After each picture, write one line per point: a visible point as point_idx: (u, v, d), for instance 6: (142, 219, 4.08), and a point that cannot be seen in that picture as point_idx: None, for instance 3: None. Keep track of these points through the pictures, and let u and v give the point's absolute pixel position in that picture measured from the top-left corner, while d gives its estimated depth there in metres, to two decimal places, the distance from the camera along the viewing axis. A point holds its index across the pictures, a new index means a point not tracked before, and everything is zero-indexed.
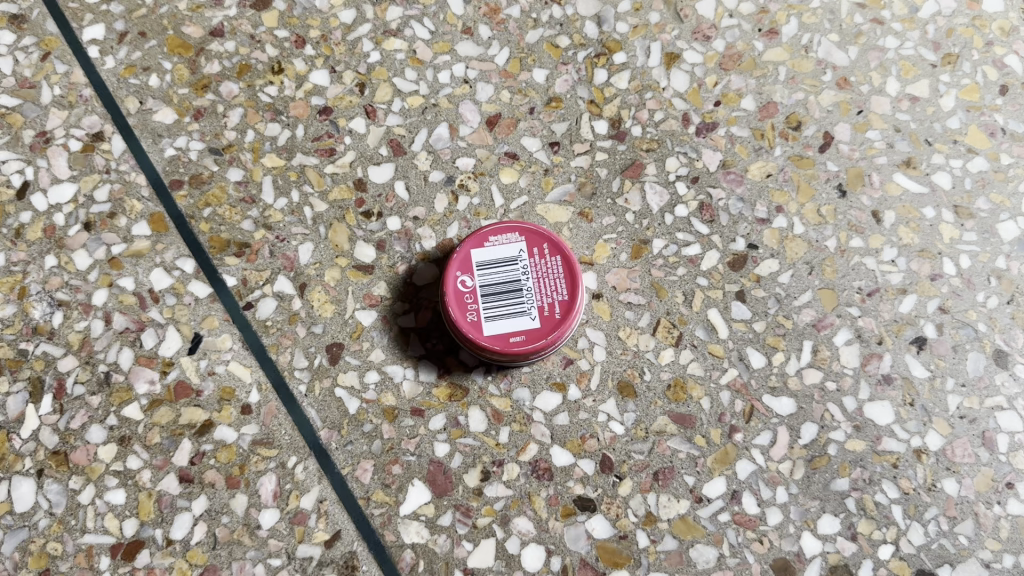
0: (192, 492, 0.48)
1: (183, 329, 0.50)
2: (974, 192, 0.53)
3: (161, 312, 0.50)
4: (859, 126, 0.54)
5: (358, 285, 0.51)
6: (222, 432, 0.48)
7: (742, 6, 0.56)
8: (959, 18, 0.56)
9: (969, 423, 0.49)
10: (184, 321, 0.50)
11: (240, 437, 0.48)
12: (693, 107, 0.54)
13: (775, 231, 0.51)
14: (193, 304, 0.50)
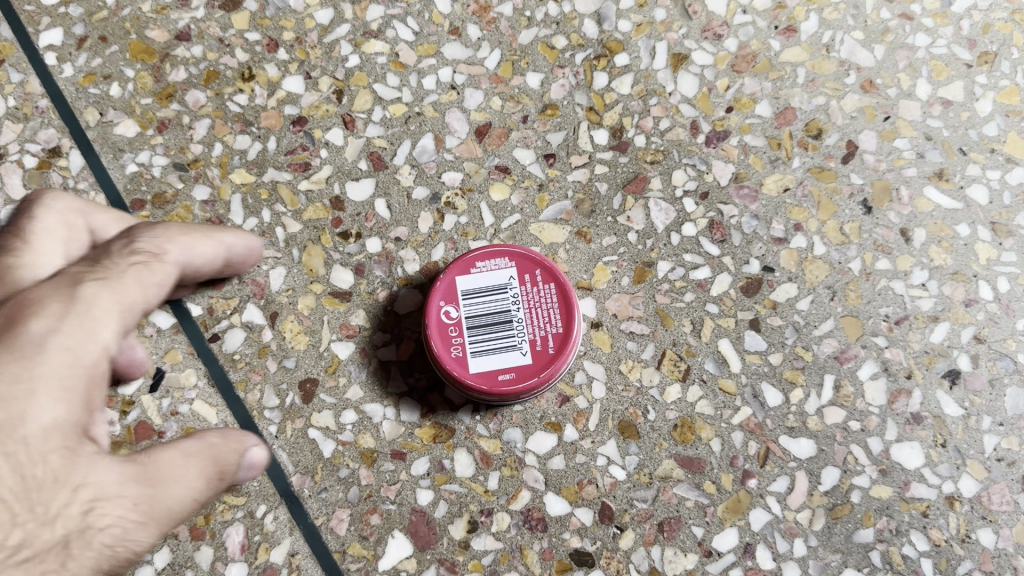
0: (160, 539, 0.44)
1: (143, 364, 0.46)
2: (1013, 207, 0.48)
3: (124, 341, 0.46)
4: (886, 134, 0.49)
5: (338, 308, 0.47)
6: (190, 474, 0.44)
7: (756, 0, 0.51)
8: (997, 12, 0.51)
9: (1007, 466, 0.44)
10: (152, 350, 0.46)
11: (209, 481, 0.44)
12: (702, 114, 0.49)
13: (793, 252, 0.47)
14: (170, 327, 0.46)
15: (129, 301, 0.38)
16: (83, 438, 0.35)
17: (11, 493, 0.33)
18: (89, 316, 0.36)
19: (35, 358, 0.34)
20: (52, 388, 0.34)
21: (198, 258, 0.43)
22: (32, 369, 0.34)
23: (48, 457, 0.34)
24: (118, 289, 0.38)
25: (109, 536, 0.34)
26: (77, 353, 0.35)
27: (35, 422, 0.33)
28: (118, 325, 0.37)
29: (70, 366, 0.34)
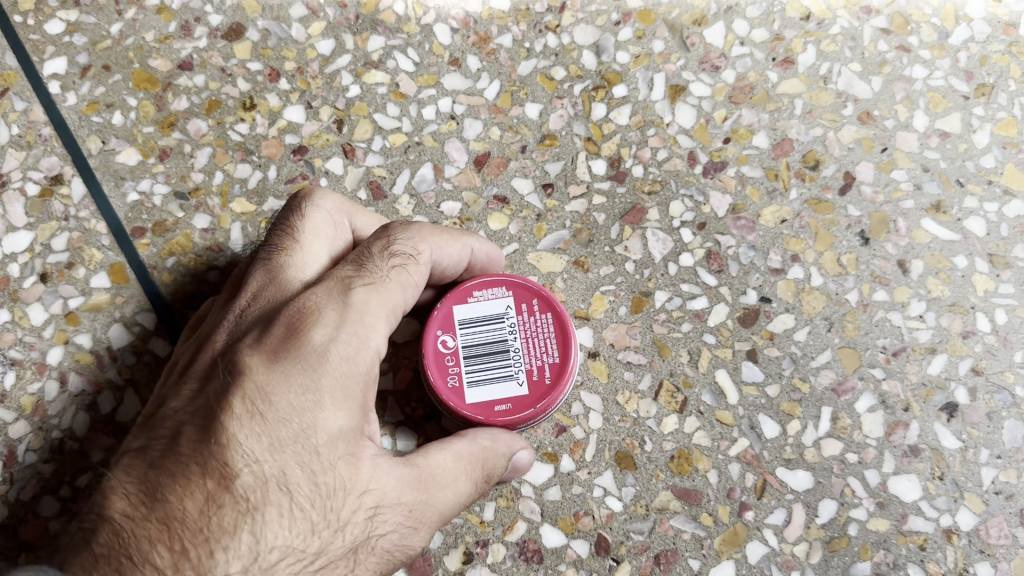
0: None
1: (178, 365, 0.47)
2: (1011, 239, 0.48)
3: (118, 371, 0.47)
4: (884, 166, 0.49)
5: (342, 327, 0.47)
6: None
7: (754, 32, 0.51)
8: (993, 45, 0.51)
9: (1005, 499, 0.44)
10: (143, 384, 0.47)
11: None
12: (699, 145, 0.49)
13: (790, 282, 0.47)
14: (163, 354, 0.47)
15: (393, 306, 0.39)
16: (362, 440, 0.37)
17: (310, 502, 0.34)
18: (364, 324, 0.38)
19: (321, 369, 0.36)
20: (336, 397, 0.36)
21: (446, 259, 0.43)
22: (317, 380, 0.36)
23: (347, 460, 0.36)
24: (385, 292, 0.39)
25: (388, 540, 0.37)
26: (360, 358, 0.37)
27: (324, 430, 0.36)
28: (388, 327, 0.39)
29: (352, 370, 0.37)
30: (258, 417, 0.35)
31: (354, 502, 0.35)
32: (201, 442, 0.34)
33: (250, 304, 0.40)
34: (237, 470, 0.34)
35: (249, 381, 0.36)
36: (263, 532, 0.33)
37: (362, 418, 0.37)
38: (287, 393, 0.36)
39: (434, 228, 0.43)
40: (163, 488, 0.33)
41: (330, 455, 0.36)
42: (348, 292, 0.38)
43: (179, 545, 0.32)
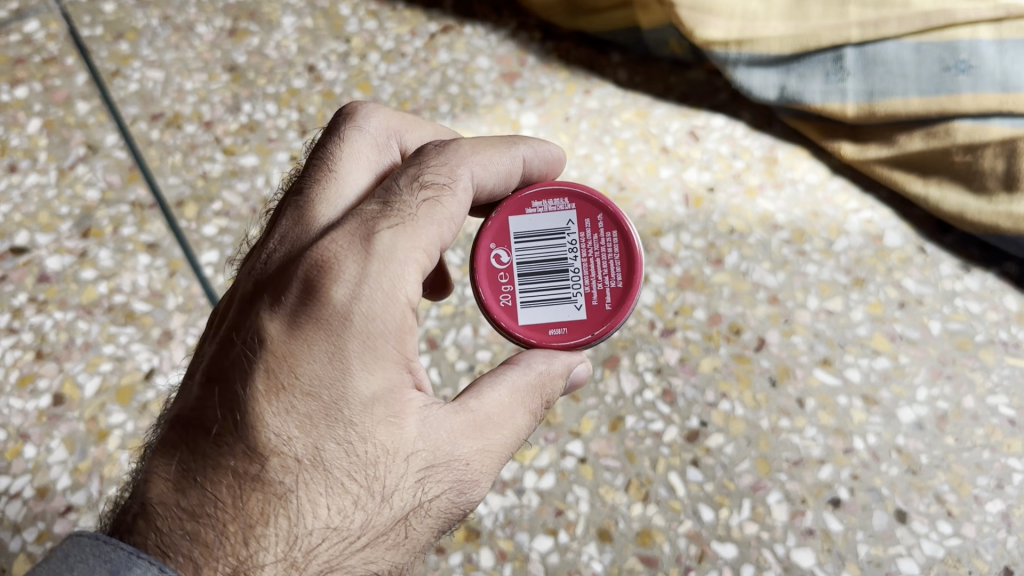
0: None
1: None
2: (879, 385, 0.68)
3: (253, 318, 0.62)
4: (787, 333, 0.70)
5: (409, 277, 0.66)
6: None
7: (695, 241, 0.74)
8: (866, 250, 0.74)
9: (876, 566, 0.62)
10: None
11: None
12: (657, 316, 0.70)
13: (721, 412, 0.67)
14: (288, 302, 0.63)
15: (421, 243, 0.48)
16: (398, 394, 0.46)
17: (349, 477, 0.44)
18: (387, 275, 0.46)
19: (345, 331, 0.45)
20: (363, 362, 0.45)
21: (495, 168, 0.54)
22: (341, 347, 0.45)
23: (384, 419, 0.45)
24: (411, 235, 0.48)
25: (444, 493, 0.47)
26: (381, 312, 0.46)
27: (354, 399, 0.45)
28: (414, 266, 0.47)
29: (373, 327, 0.46)
30: (287, 395, 0.44)
31: (399, 469, 0.45)
32: (238, 424, 0.44)
33: (282, 246, 0.50)
34: (269, 452, 0.43)
35: (280, 352, 0.45)
36: (302, 514, 0.43)
37: (399, 377, 0.46)
38: (314, 364, 0.45)
39: (451, 165, 0.52)
40: (202, 475, 0.44)
41: (363, 420, 0.45)
42: (366, 246, 0.46)
43: (219, 523, 0.43)
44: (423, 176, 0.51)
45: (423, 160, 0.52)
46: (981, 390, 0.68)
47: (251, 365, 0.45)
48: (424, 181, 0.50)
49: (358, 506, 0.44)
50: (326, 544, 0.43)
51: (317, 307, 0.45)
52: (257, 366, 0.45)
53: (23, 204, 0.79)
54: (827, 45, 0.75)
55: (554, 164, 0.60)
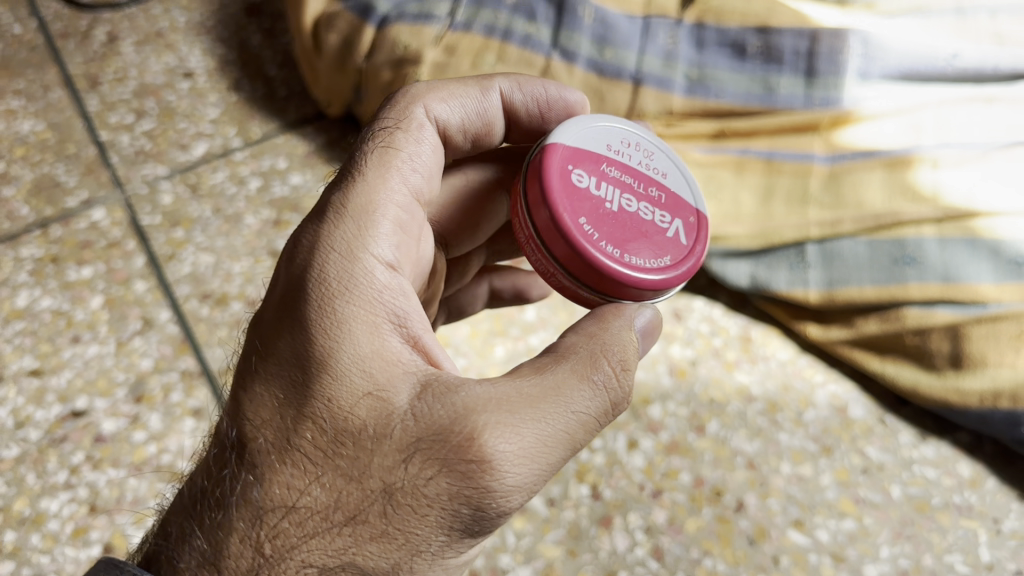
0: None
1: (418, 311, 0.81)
2: (845, 544, 0.78)
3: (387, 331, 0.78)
4: (763, 495, 0.80)
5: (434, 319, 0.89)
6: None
7: (680, 410, 0.85)
8: (832, 421, 0.85)
9: None
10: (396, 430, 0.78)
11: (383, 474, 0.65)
12: (647, 478, 0.81)
13: (705, 568, 0.76)
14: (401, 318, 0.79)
15: (368, 209, 0.59)
16: (363, 365, 0.55)
17: (314, 455, 0.53)
18: (338, 251, 0.57)
19: (303, 310, 0.56)
20: (320, 336, 0.55)
21: (457, 95, 0.69)
22: (298, 326, 0.56)
23: (353, 393, 0.54)
24: (359, 207, 0.59)
25: (439, 477, 0.51)
26: (329, 281, 0.56)
27: (317, 372, 0.54)
28: (365, 234, 0.58)
29: (327, 300, 0.56)
30: (263, 379, 0.56)
31: (374, 448, 0.53)
32: (233, 409, 0.57)
33: None
34: (249, 433, 0.55)
35: (260, 339, 0.58)
36: (271, 490, 0.54)
37: (367, 339, 0.55)
38: (281, 347, 0.56)
39: (406, 121, 0.65)
40: (213, 465, 0.58)
41: (329, 389, 0.54)
42: (318, 226, 0.59)
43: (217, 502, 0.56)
44: (378, 131, 0.65)
45: (385, 116, 0.66)
46: (939, 548, 0.78)
47: (245, 358, 0.58)
48: (385, 144, 0.63)
49: (333, 482, 0.53)
50: (290, 521, 0.53)
51: (283, 288, 0.58)
52: (253, 354, 0.58)
53: (83, 371, 0.89)
54: (790, 241, 0.88)
55: (552, 94, 0.73)
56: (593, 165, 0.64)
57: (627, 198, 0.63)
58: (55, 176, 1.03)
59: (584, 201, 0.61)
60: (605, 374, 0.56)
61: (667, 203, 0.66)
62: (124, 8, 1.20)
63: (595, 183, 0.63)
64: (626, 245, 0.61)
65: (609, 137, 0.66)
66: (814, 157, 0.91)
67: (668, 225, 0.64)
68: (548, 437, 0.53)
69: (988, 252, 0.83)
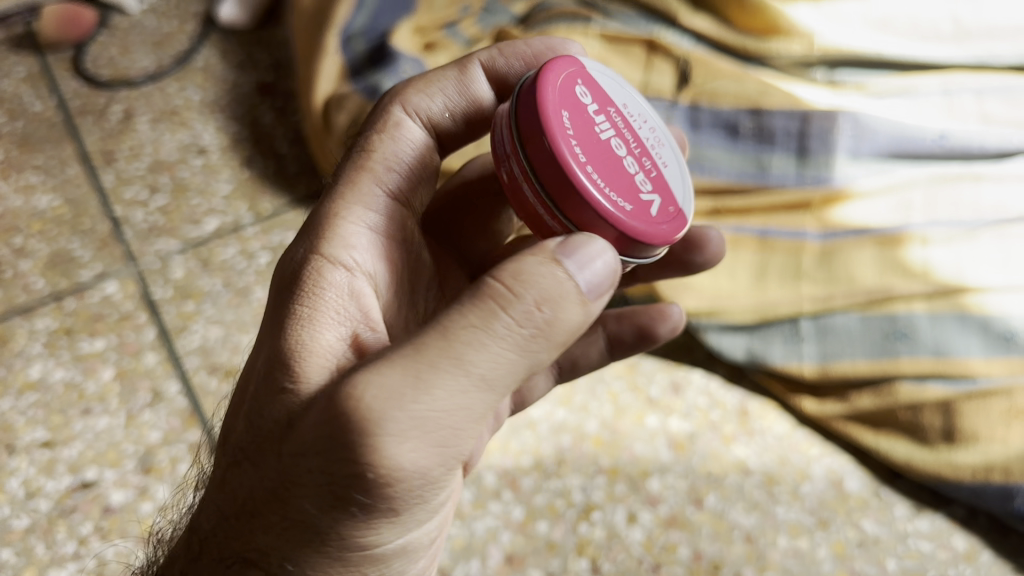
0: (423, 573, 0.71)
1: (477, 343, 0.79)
2: None
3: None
4: (761, 569, 0.82)
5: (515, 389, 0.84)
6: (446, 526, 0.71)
7: (678, 483, 0.87)
8: (827, 494, 0.87)
9: None
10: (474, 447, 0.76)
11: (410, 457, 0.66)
12: (646, 552, 0.83)
13: None
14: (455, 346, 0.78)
15: (331, 213, 0.63)
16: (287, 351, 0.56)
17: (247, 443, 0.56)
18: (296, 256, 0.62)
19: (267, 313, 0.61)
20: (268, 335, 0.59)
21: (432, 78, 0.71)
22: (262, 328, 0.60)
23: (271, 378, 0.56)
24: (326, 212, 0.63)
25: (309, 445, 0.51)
26: (286, 283, 0.60)
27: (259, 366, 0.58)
28: (323, 236, 0.62)
29: (278, 303, 0.60)
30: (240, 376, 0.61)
31: (275, 430, 0.54)
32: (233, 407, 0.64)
33: None
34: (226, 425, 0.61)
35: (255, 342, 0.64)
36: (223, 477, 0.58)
37: (295, 330, 0.57)
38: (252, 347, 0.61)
39: (390, 123, 0.68)
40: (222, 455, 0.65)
41: (257, 381, 0.57)
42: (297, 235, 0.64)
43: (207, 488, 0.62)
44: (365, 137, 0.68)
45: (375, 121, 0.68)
46: None
47: None
48: (369, 150, 0.66)
49: (248, 476, 0.55)
50: (228, 502, 0.57)
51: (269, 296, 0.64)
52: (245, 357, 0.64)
53: (94, 443, 0.91)
54: (785, 316, 0.91)
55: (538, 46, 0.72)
56: (602, 101, 0.62)
57: (619, 145, 0.61)
58: (70, 251, 1.06)
59: (578, 111, 0.59)
60: (504, 317, 0.51)
61: (658, 179, 0.62)
62: (141, 85, 1.24)
63: (597, 111, 0.61)
64: (598, 171, 0.58)
65: (629, 97, 0.65)
66: (807, 234, 0.94)
67: (645, 192, 0.60)
68: (420, 396, 0.49)
69: (978, 326, 0.86)
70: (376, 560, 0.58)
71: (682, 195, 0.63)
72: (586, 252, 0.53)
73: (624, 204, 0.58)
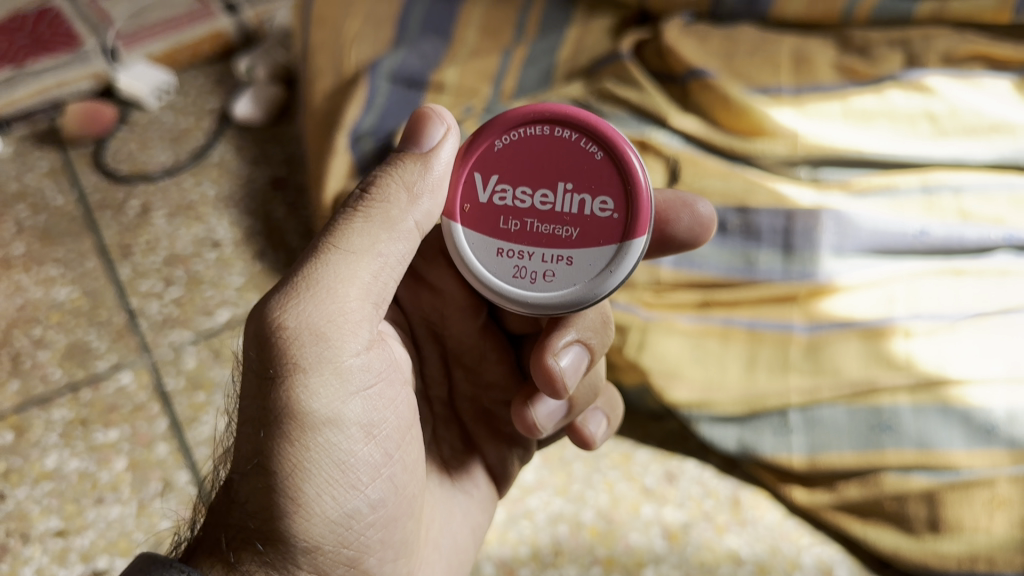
0: (470, 557, 0.85)
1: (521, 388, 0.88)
2: None
3: (486, 401, 0.88)
4: None
5: (536, 349, 0.73)
6: (488, 518, 0.88)
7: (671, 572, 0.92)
8: None
9: None
10: (506, 471, 0.90)
11: (437, 471, 0.84)
12: None
13: None
14: (499, 394, 0.88)
15: None
16: None
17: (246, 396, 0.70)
18: None
19: None
20: None
21: None
22: None
23: None
24: None
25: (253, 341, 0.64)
26: None
27: None
28: None
29: None
30: None
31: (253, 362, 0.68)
32: None
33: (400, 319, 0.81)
34: None
35: None
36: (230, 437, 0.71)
37: None
38: None
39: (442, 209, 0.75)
40: None
41: None
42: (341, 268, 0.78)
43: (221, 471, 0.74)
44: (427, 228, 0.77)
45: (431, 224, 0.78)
46: None
47: None
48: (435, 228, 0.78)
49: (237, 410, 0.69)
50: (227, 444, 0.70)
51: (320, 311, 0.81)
52: None
53: (105, 531, 0.95)
54: (773, 407, 0.94)
55: (670, 198, 0.79)
56: (587, 229, 0.68)
57: (546, 202, 0.68)
58: (87, 342, 1.11)
59: (581, 169, 0.68)
60: (353, 206, 0.65)
61: (490, 220, 0.69)
62: (157, 180, 1.30)
63: (586, 209, 0.68)
64: (544, 147, 0.69)
65: (575, 271, 0.68)
66: (793, 326, 0.97)
67: (496, 190, 0.69)
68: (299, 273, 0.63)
69: (959, 417, 0.89)
70: (331, 421, 0.65)
71: (466, 238, 0.70)
72: (427, 131, 0.66)
73: (509, 154, 0.69)
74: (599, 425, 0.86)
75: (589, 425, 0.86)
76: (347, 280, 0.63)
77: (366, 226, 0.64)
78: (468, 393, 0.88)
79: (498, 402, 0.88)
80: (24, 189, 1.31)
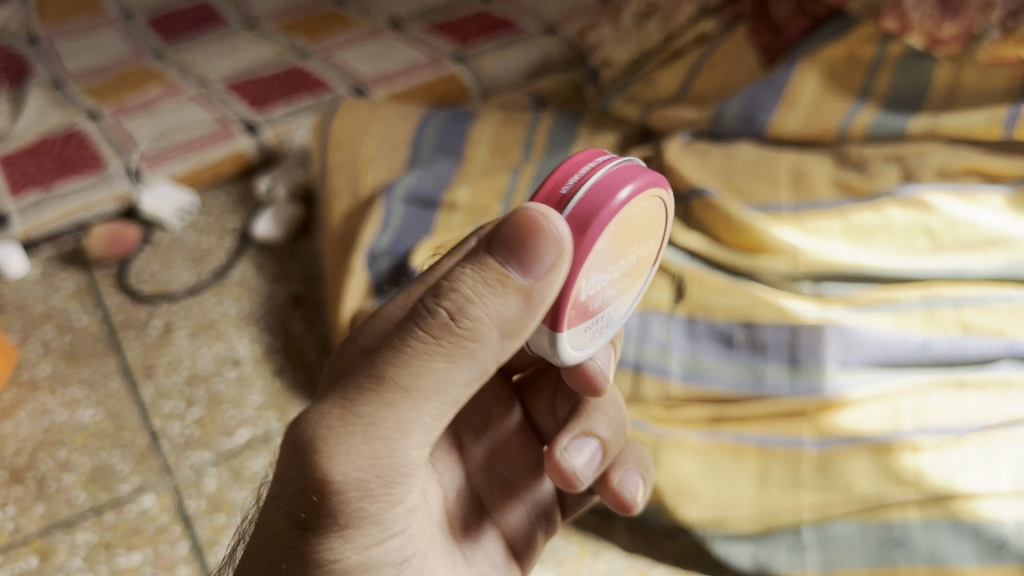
0: None
1: (531, 450, 0.94)
2: None
3: (500, 466, 0.92)
4: None
5: None
6: None
7: None
8: None
9: None
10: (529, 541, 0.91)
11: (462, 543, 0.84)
12: None
13: None
14: (511, 457, 0.93)
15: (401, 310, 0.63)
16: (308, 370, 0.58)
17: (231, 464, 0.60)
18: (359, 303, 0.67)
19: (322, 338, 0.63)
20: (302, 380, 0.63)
21: None
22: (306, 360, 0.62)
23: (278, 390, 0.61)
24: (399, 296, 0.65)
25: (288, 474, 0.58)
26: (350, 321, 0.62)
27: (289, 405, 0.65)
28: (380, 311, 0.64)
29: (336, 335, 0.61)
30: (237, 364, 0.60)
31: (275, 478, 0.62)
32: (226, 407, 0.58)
33: None
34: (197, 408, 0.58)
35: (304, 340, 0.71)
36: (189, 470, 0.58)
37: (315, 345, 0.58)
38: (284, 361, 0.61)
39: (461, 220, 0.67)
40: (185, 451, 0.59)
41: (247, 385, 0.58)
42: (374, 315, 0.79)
43: None
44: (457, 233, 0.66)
45: None
46: None
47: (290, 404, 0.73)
48: None
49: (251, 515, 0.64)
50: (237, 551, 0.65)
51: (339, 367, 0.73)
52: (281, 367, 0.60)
53: None
54: (787, 524, 0.96)
55: None
56: (638, 269, 0.71)
57: (622, 264, 0.67)
58: (111, 464, 1.13)
59: (647, 217, 0.67)
60: (431, 314, 0.54)
61: (580, 309, 0.65)
62: (180, 300, 1.35)
63: (640, 252, 0.69)
64: (634, 210, 0.63)
65: (624, 309, 0.73)
66: (803, 441, 1.00)
67: (591, 281, 0.63)
68: (359, 397, 0.56)
69: (971, 532, 0.89)
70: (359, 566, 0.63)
71: (564, 340, 0.65)
72: (537, 253, 0.53)
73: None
74: (637, 487, 0.86)
75: (627, 487, 0.86)
76: (412, 431, 0.57)
77: (483, 355, 0.56)
78: (480, 461, 0.91)
79: (514, 468, 0.93)
80: (50, 309, 1.34)
